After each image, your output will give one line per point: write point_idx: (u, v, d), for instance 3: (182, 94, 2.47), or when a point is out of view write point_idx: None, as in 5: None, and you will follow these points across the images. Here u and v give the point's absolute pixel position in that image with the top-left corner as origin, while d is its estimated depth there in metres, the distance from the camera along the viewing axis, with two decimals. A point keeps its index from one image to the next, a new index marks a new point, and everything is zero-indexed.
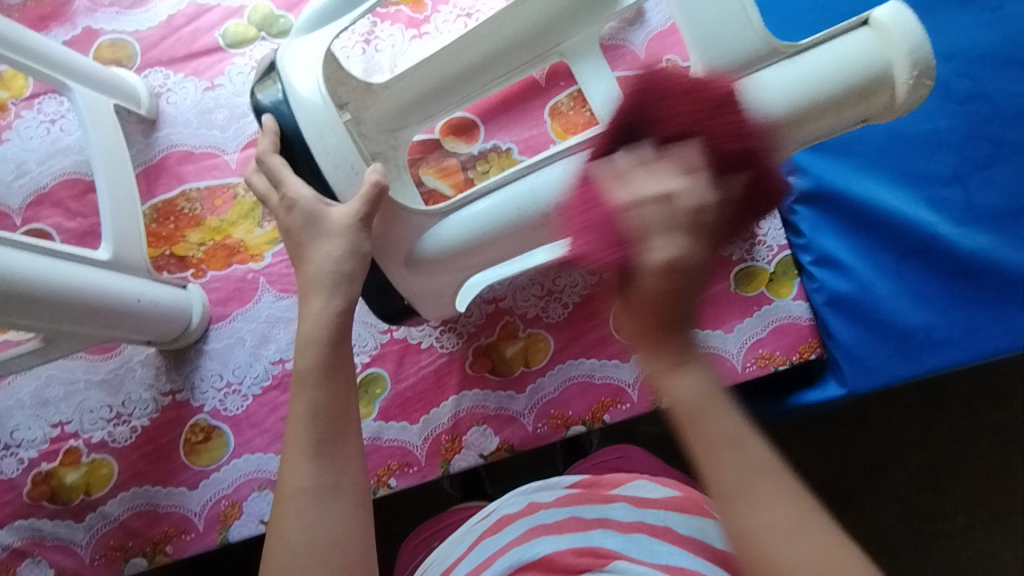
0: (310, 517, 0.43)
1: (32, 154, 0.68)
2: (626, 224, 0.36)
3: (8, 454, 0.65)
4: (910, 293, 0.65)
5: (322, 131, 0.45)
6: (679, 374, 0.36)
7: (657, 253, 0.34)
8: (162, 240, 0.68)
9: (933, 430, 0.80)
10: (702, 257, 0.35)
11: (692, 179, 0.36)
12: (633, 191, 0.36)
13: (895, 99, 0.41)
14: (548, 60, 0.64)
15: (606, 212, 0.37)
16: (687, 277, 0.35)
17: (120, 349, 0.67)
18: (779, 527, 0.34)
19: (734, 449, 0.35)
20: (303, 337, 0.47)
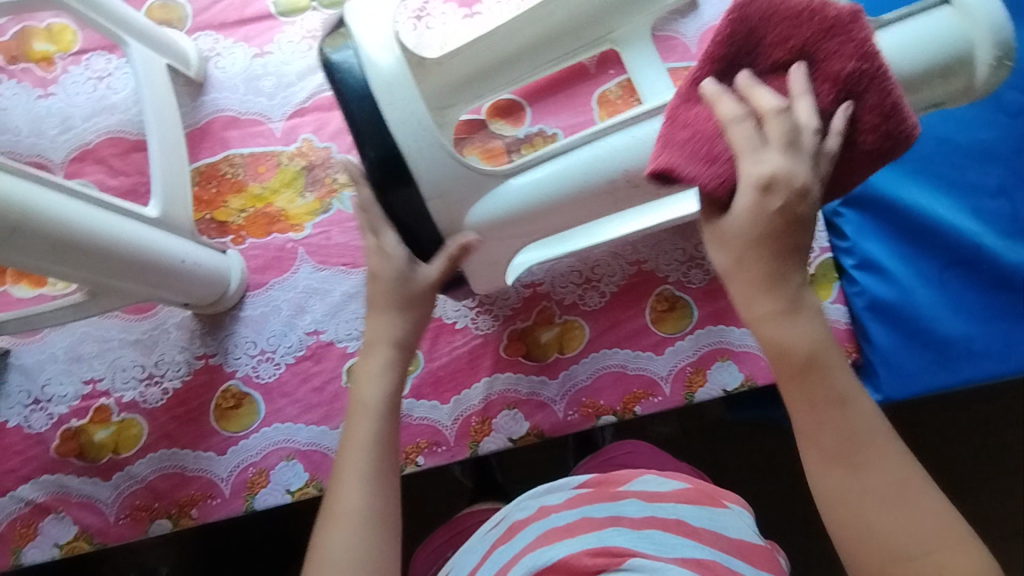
0: (354, 537, 0.45)
1: (78, 110, 0.68)
2: (728, 138, 0.40)
3: (37, 408, 0.65)
4: (950, 302, 0.64)
5: (394, 92, 0.44)
6: (806, 320, 0.40)
7: (769, 165, 0.38)
8: (203, 204, 0.67)
9: (955, 446, 0.79)
10: (802, 177, 0.38)
11: (754, 135, 0.39)
12: (741, 108, 0.39)
13: (973, 82, 0.43)
14: (599, 46, 0.63)
15: (709, 121, 0.41)
16: (792, 231, 0.39)
17: (156, 311, 0.67)
18: (866, 489, 0.40)
19: (839, 408, 0.40)
20: (368, 370, 0.50)
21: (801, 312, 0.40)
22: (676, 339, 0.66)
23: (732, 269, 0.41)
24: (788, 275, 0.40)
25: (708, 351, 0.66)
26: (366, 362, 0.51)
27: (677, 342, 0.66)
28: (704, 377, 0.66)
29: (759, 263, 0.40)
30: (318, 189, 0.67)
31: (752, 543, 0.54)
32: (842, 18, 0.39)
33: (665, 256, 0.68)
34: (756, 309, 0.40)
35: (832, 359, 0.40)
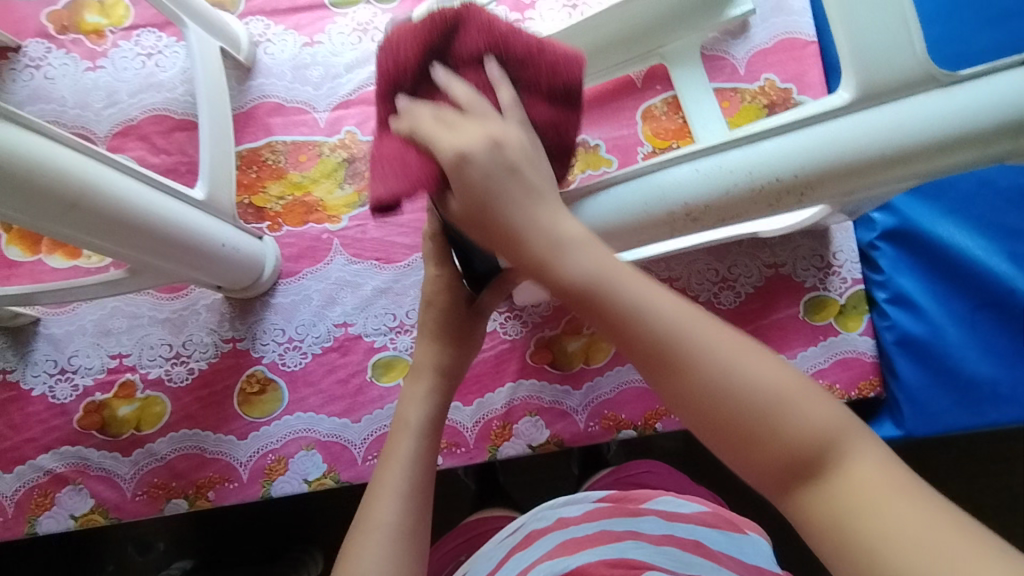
0: (385, 552, 0.42)
1: (124, 85, 0.68)
2: (416, 139, 0.36)
3: (63, 379, 0.66)
4: (980, 344, 0.64)
5: None
6: (571, 251, 0.33)
7: (451, 145, 0.35)
8: (242, 188, 0.68)
9: (965, 486, 0.79)
10: (499, 135, 0.35)
11: (439, 134, 0.36)
12: (418, 113, 0.37)
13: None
14: (648, 60, 0.63)
15: (396, 146, 0.38)
16: (499, 180, 0.34)
17: (187, 291, 0.67)
18: (710, 399, 0.30)
19: (633, 320, 0.31)
20: (415, 395, 0.50)
21: (562, 240, 0.33)
22: None
23: (483, 234, 0.36)
24: (515, 220, 0.34)
25: None
26: (410, 387, 0.50)
27: None
28: None
29: (493, 216, 0.35)
30: (357, 182, 0.67)
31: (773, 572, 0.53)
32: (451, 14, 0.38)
33: (697, 275, 0.68)
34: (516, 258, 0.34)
35: (606, 266, 0.32)
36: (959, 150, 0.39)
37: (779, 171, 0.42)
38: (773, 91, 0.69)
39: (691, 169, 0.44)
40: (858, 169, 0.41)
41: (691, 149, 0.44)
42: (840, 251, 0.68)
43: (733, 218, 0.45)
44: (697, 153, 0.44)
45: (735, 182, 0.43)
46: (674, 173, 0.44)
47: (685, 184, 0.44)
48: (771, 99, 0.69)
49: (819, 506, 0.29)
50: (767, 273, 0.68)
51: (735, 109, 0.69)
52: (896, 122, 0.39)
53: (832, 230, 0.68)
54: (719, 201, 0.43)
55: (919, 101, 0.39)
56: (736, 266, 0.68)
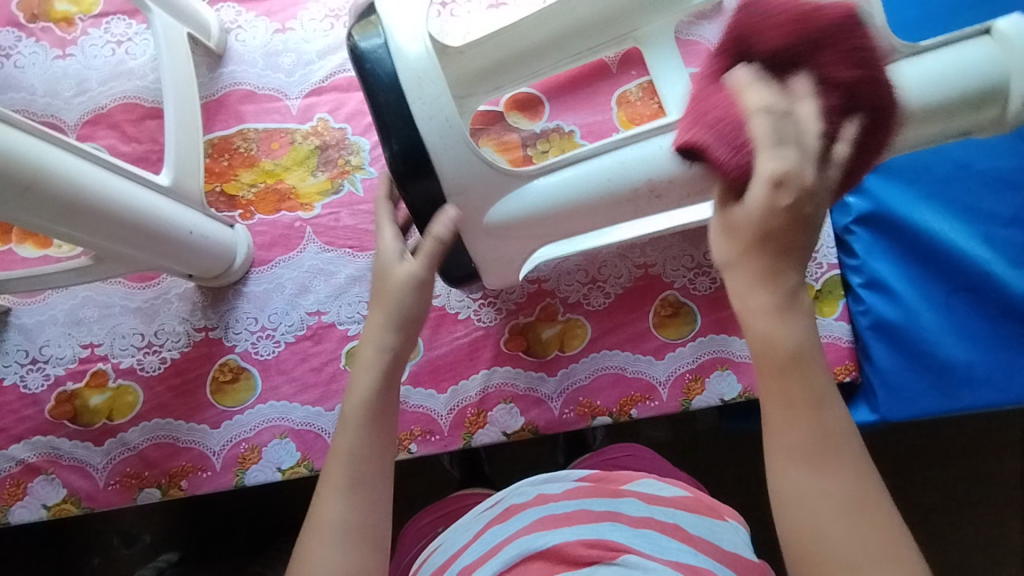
0: (336, 548, 0.43)
1: (94, 73, 0.68)
2: (752, 128, 0.35)
3: (34, 369, 0.65)
4: (954, 328, 0.64)
5: (422, 82, 0.45)
6: (792, 315, 0.37)
7: (778, 162, 0.34)
8: (214, 176, 0.67)
9: (948, 473, 0.80)
10: (809, 176, 0.35)
11: (777, 99, 0.35)
12: (761, 97, 0.35)
13: (1005, 112, 0.43)
14: (622, 43, 0.62)
15: (728, 112, 0.37)
16: (789, 221, 0.35)
17: (159, 280, 0.67)
18: (829, 493, 0.36)
19: (818, 402, 0.37)
20: (360, 376, 0.47)
21: (795, 305, 0.37)
22: (677, 346, 0.66)
23: (734, 264, 0.37)
24: (767, 256, 0.36)
25: (708, 359, 0.66)
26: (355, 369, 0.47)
27: (678, 349, 0.66)
28: (702, 385, 0.66)
29: (766, 269, 0.36)
30: (330, 169, 0.67)
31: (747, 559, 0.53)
32: (833, 23, 0.38)
33: (673, 260, 0.68)
34: (751, 296, 0.37)
35: (810, 357, 0.37)
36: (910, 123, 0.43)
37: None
38: None
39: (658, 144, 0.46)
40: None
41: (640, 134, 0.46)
42: (816, 236, 0.68)
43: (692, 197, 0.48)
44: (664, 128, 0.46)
45: None
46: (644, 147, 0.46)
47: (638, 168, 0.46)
48: None
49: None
50: None
51: None
52: None
53: None
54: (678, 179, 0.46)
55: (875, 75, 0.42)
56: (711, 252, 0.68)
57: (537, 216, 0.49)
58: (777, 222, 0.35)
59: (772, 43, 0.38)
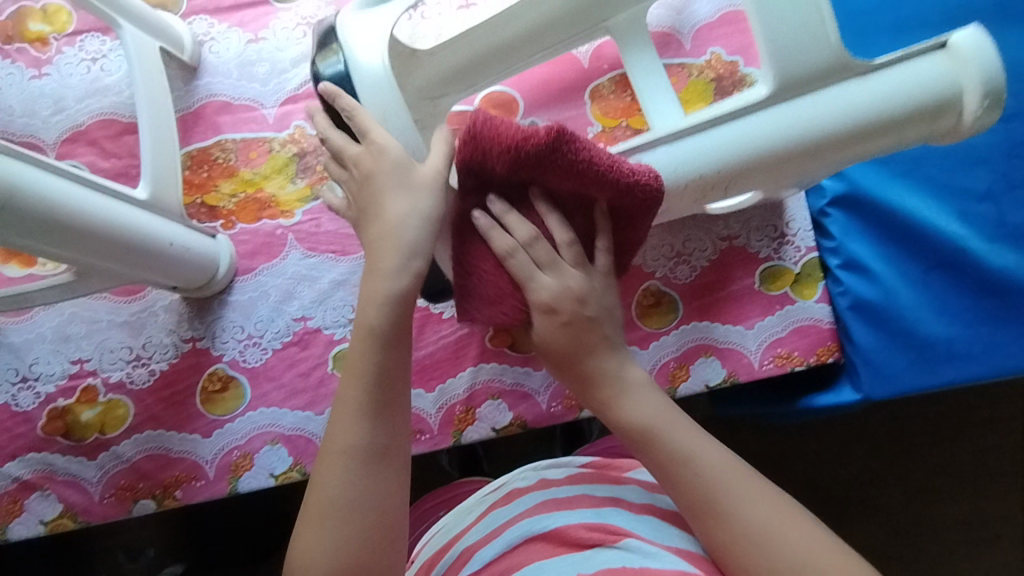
0: (346, 475, 0.43)
1: (71, 91, 0.68)
2: (511, 267, 0.48)
3: (25, 387, 0.66)
4: (932, 304, 0.65)
5: (385, 113, 0.47)
6: (633, 394, 0.49)
7: (541, 288, 0.48)
8: (194, 188, 0.68)
9: (934, 448, 0.81)
10: (581, 287, 0.48)
11: (519, 235, 0.47)
12: (511, 239, 0.47)
13: (961, 123, 0.45)
14: (594, 35, 0.60)
15: (490, 258, 0.49)
16: (581, 330, 0.49)
17: (144, 293, 0.68)
18: (745, 531, 0.44)
19: (682, 464, 0.46)
20: (374, 292, 0.45)
21: (627, 387, 0.49)
22: (661, 334, 0.67)
23: (567, 369, 0.50)
24: (582, 366, 0.50)
25: (691, 347, 0.67)
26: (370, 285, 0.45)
27: (662, 338, 0.67)
28: (687, 372, 0.66)
29: (587, 351, 0.49)
30: (309, 176, 0.67)
31: None
32: (541, 144, 0.43)
33: (653, 251, 0.69)
34: (602, 391, 0.49)
35: (661, 426, 0.48)
36: (866, 139, 0.46)
37: (701, 170, 0.47)
38: (719, 64, 0.69)
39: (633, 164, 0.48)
40: (781, 163, 0.47)
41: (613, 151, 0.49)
42: (794, 219, 0.68)
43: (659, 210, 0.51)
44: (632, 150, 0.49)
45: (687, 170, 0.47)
46: None
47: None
48: (718, 73, 0.69)
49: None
50: (721, 246, 0.68)
51: (683, 85, 0.69)
52: (810, 115, 0.45)
53: (785, 200, 0.68)
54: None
55: (836, 89, 0.45)
56: (690, 241, 0.69)
57: None
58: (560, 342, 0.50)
59: (496, 167, 0.45)
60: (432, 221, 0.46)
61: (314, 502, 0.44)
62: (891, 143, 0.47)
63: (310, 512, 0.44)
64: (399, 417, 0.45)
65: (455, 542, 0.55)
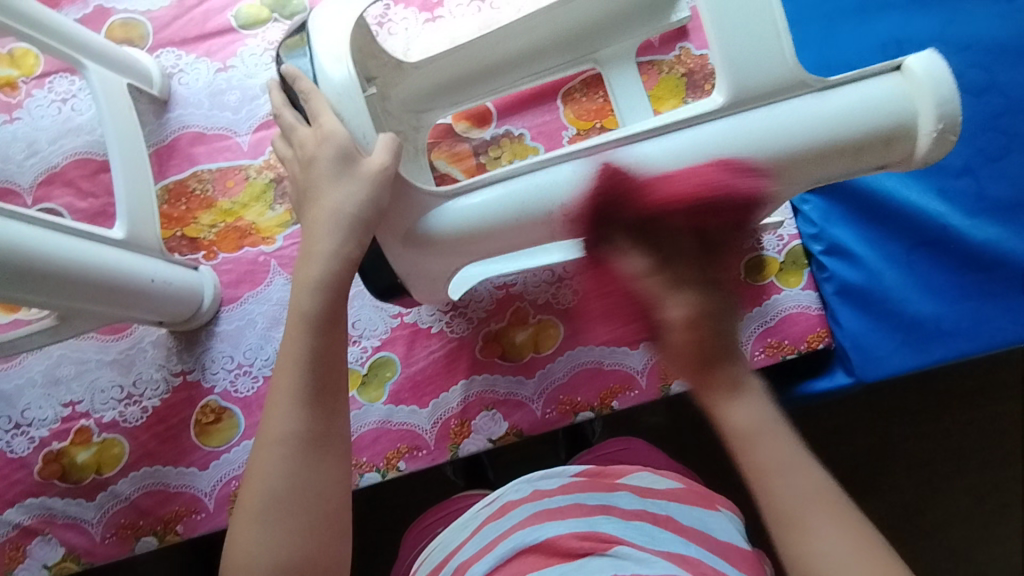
0: (284, 462, 0.46)
1: (43, 133, 0.68)
2: (641, 292, 0.43)
3: (19, 433, 0.66)
4: (918, 283, 0.65)
5: (341, 99, 0.46)
6: (740, 399, 0.43)
7: (672, 313, 0.42)
8: (173, 221, 0.68)
9: (935, 425, 0.81)
10: (712, 306, 0.42)
11: (638, 262, 0.43)
12: (634, 268, 0.43)
13: (916, 150, 0.45)
14: (582, 65, 0.63)
15: (617, 285, 0.45)
16: (711, 340, 0.42)
17: (131, 330, 0.68)
18: (822, 553, 0.40)
19: (769, 480, 0.42)
20: (306, 279, 0.48)
21: (738, 391, 0.43)
22: None
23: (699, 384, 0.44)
24: (721, 370, 0.43)
25: None
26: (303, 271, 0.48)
27: None
28: None
29: (717, 377, 0.43)
30: (287, 201, 0.67)
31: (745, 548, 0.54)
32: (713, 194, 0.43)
33: None
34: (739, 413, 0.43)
35: (765, 433, 0.42)
36: (813, 164, 0.46)
37: (651, 175, 0.46)
38: (689, 59, 0.69)
39: (571, 168, 0.47)
40: None
41: (573, 149, 0.47)
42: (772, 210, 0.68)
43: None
44: (581, 152, 0.47)
45: (636, 174, 0.46)
46: (560, 169, 0.47)
47: (566, 181, 0.47)
48: (689, 67, 0.69)
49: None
50: None
51: (654, 82, 0.69)
52: (759, 129, 0.44)
53: None
54: None
55: (791, 104, 0.44)
56: None
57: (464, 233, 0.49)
58: (699, 328, 0.42)
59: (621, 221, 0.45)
60: (369, 213, 0.47)
61: (252, 493, 0.46)
62: (841, 172, 0.47)
63: (249, 503, 0.46)
64: (340, 397, 0.49)
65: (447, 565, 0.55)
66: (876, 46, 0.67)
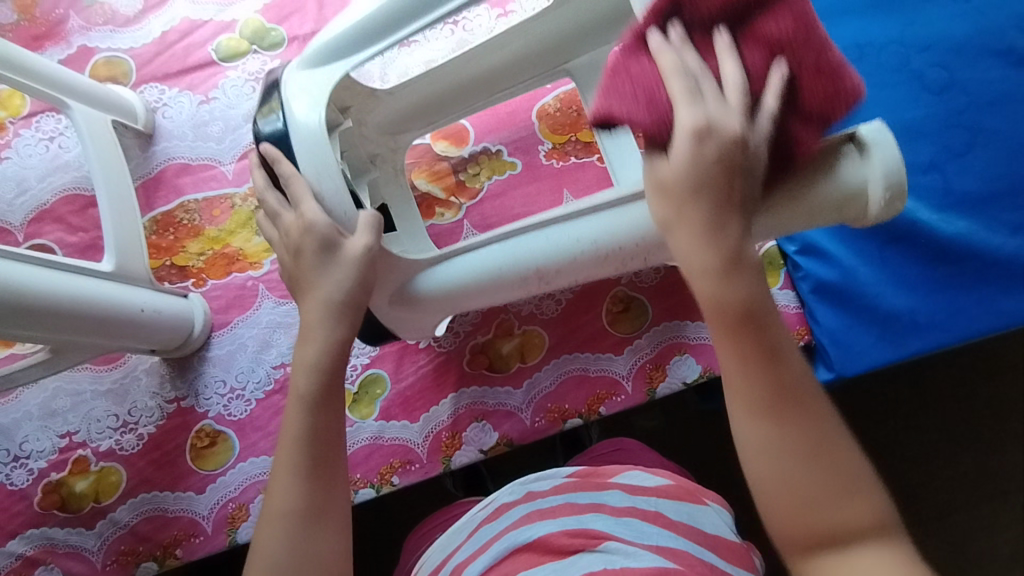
0: (287, 536, 0.48)
1: (32, 172, 0.70)
2: (668, 91, 0.41)
3: (18, 466, 0.67)
4: (892, 278, 0.66)
5: (320, 176, 0.49)
6: (727, 263, 0.40)
7: (688, 116, 0.39)
8: (162, 251, 0.70)
9: (923, 415, 0.82)
10: (722, 120, 0.40)
11: (689, 60, 0.41)
12: (677, 57, 0.41)
13: (867, 212, 0.47)
14: (555, 76, 0.62)
15: (652, 75, 0.42)
16: (714, 168, 0.39)
17: (124, 360, 0.69)
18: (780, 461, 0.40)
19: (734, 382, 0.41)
20: (303, 360, 0.51)
21: (691, 260, 0.41)
22: (634, 339, 0.68)
23: (672, 224, 0.41)
24: (727, 209, 0.40)
25: (665, 346, 0.68)
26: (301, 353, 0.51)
27: (636, 342, 0.68)
28: (664, 372, 0.67)
29: (703, 219, 0.40)
30: None
31: (734, 541, 0.55)
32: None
33: None
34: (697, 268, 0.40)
35: (723, 326, 0.40)
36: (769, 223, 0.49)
37: (623, 241, 0.51)
38: None
39: (545, 237, 0.52)
40: None
41: (549, 218, 0.52)
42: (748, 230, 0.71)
43: (580, 277, 0.54)
44: (557, 220, 0.52)
45: (608, 241, 0.51)
46: (533, 239, 0.52)
47: (533, 248, 0.52)
48: None
49: (831, 565, 0.40)
50: None
51: None
52: None
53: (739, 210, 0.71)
54: (567, 264, 0.53)
55: None
56: None
57: (453, 292, 0.55)
58: (710, 162, 0.39)
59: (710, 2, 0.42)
60: (358, 294, 0.50)
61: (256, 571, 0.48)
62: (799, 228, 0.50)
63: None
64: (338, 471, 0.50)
65: (444, 566, 0.56)
66: (839, 50, 0.70)
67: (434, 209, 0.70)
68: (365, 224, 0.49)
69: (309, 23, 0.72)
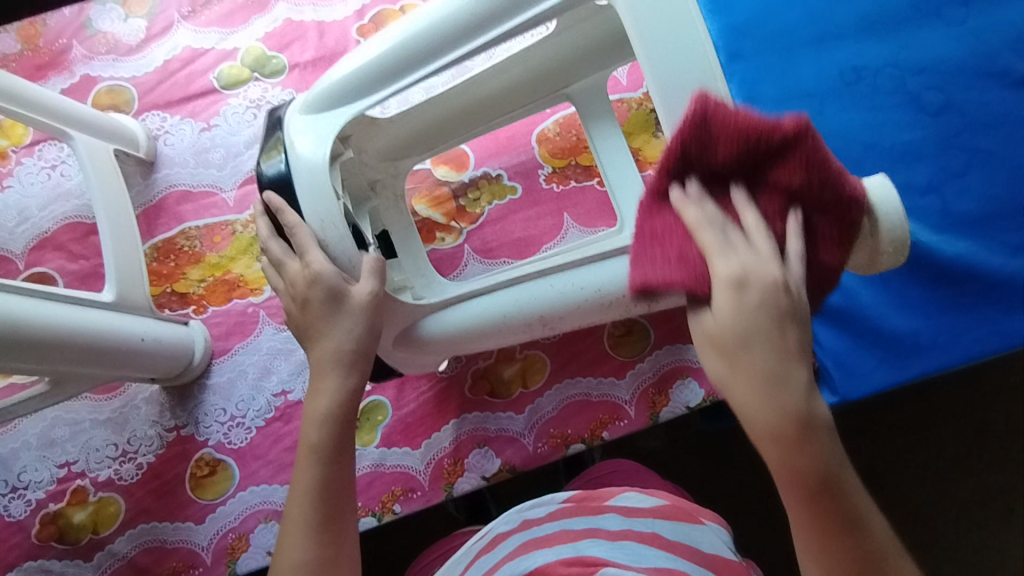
0: None
1: (33, 200, 0.70)
2: (695, 247, 0.38)
3: (16, 497, 0.66)
4: (894, 301, 0.66)
5: (325, 225, 0.49)
6: (778, 389, 0.37)
7: (720, 272, 0.37)
8: (163, 278, 0.69)
9: (928, 435, 0.82)
10: (759, 281, 0.37)
11: (715, 220, 0.38)
12: (705, 215, 0.38)
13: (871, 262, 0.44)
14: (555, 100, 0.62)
15: (675, 232, 0.39)
16: (755, 336, 0.37)
17: (123, 388, 0.69)
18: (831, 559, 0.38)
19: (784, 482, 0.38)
20: (313, 413, 0.51)
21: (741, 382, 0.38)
22: (635, 363, 0.68)
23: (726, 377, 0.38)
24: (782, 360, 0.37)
25: (667, 370, 0.68)
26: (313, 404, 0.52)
27: (637, 366, 0.68)
28: (667, 397, 0.67)
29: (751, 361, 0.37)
30: None
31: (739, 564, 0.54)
32: (791, 131, 0.38)
33: None
34: (754, 409, 0.38)
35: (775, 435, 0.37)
36: None
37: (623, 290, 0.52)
38: None
39: (552, 283, 0.53)
40: None
41: (551, 266, 0.53)
42: None
43: (582, 322, 0.56)
44: (557, 269, 0.53)
45: (611, 288, 0.52)
46: (541, 285, 0.54)
47: (541, 297, 0.54)
48: None
49: None
50: None
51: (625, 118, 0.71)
52: None
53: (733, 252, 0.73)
54: (571, 311, 0.54)
55: None
56: None
57: (463, 334, 0.56)
58: (747, 329, 0.37)
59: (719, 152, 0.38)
60: (367, 341, 0.51)
61: None
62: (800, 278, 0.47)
63: None
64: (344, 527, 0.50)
65: None
66: None
67: (434, 233, 0.71)
68: (371, 268, 0.50)
69: (310, 51, 0.73)
